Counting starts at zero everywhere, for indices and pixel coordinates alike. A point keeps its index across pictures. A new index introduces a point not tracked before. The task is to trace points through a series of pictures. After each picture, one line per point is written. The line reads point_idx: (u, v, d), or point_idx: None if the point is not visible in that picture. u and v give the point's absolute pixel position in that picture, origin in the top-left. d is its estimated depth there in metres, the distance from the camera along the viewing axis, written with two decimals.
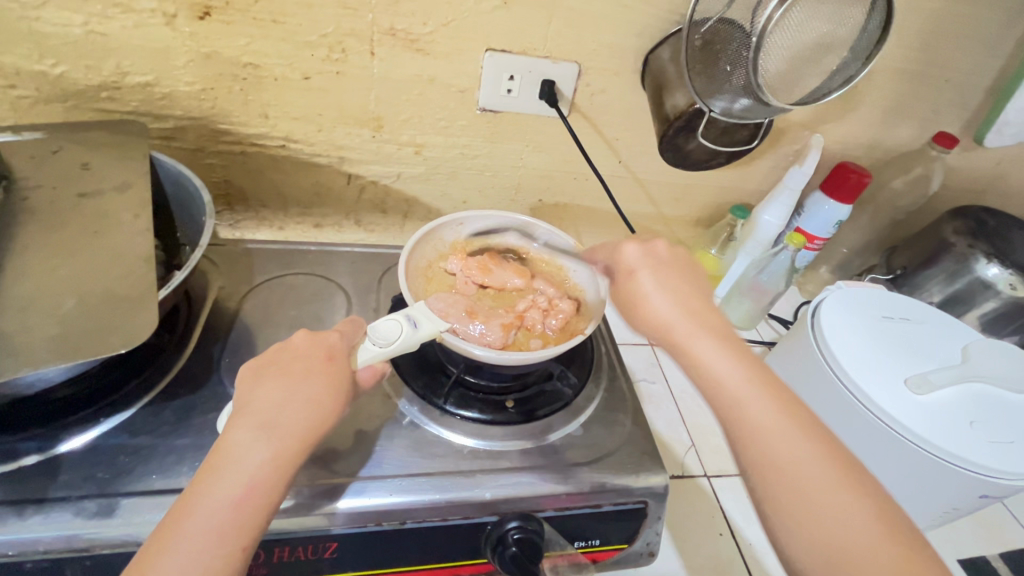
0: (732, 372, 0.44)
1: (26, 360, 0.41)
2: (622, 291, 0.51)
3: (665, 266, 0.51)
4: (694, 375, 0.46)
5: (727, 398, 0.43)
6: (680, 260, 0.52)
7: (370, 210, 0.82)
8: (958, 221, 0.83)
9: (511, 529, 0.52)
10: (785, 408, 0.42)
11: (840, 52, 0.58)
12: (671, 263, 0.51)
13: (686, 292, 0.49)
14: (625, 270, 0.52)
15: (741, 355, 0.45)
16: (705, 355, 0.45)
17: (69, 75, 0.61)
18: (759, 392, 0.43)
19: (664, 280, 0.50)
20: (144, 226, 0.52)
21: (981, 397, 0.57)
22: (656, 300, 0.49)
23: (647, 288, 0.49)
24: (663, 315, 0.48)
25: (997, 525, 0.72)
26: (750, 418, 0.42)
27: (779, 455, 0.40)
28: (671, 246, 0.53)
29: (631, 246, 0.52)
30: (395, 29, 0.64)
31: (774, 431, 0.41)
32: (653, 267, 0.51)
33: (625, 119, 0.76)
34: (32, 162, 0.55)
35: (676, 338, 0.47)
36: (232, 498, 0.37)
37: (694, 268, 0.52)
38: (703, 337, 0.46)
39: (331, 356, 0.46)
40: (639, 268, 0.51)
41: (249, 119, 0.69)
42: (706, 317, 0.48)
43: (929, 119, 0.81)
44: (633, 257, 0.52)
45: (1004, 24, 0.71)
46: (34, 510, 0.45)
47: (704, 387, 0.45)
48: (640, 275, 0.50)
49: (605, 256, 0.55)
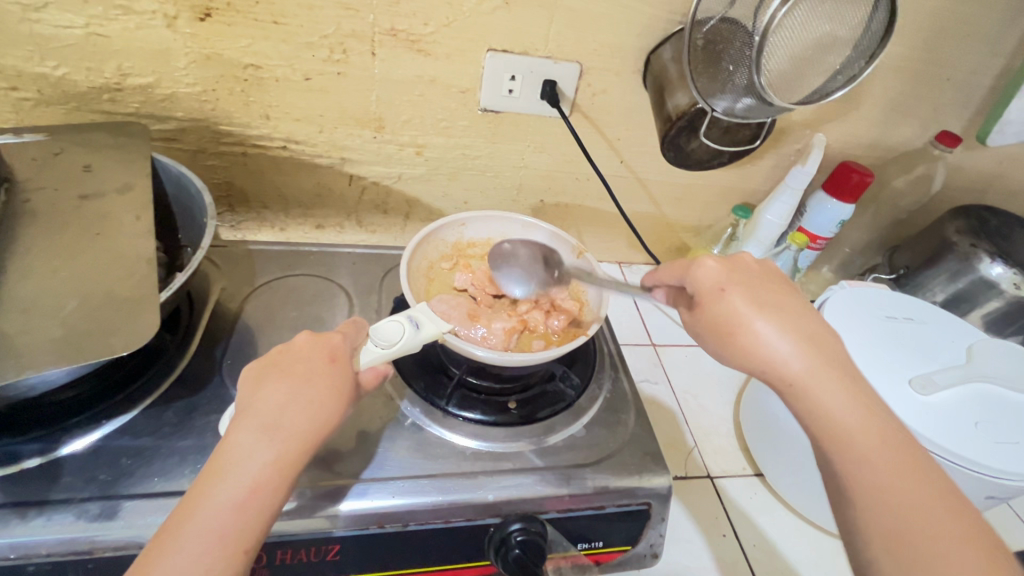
0: (856, 414, 0.41)
1: (28, 363, 0.41)
2: (713, 315, 0.48)
3: (762, 288, 0.49)
4: (808, 415, 0.43)
5: (851, 443, 0.40)
6: (771, 279, 0.50)
7: (371, 210, 0.82)
8: (961, 220, 0.83)
9: (514, 531, 0.52)
10: (910, 459, 0.39)
11: (843, 51, 0.58)
12: (765, 284, 0.49)
13: (797, 319, 0.47)
14: (712, 289, 0.49)
15: (862, 396, 0.43)
16: (823, 394, 0.42)
17: (70, 77, 0.61)
18: (884, 440, 0.40)
19: (766, 304, 0.47)
20: (145, 228, 0.51)
21: (985, 397, 0.57)
22: (761, 327, 0.46)
23: (746, 312, 0.47)
24: (770, 345, 0.45)
25: (1002, 525, 0.72)
26: (874, 469, 0.39)
27: (905, 514, 0.37)
28: (754, 264, 0.51)
29: (712, 263, 0.50)
30: (396, 29, 0.63)
31: (899, 487, 0.38)
32: (751, 290, 0.48)
33: (627, 119, 0.76)
34: (34, 165, 0.55)
35: (790, 370, 0.44)
36: (235, 500, 0.37)
37: (795, 295, 0.49)
38: (823, 374, 0.43)
39: (333, 357, 0.46)
40: (731, 288, 0.48)
41: (251, 121, 0.68)
42: (820, 348, 0.45)
43: (931, 118, 0.80)
44: (710, 277, 0.49)
45: (1007, 23, 0.71)
46: (36, 512, 0.45)
47: (820, 429, 0.42)
48: (734, 296, 0.47)
49: (683, 274, 0.52)
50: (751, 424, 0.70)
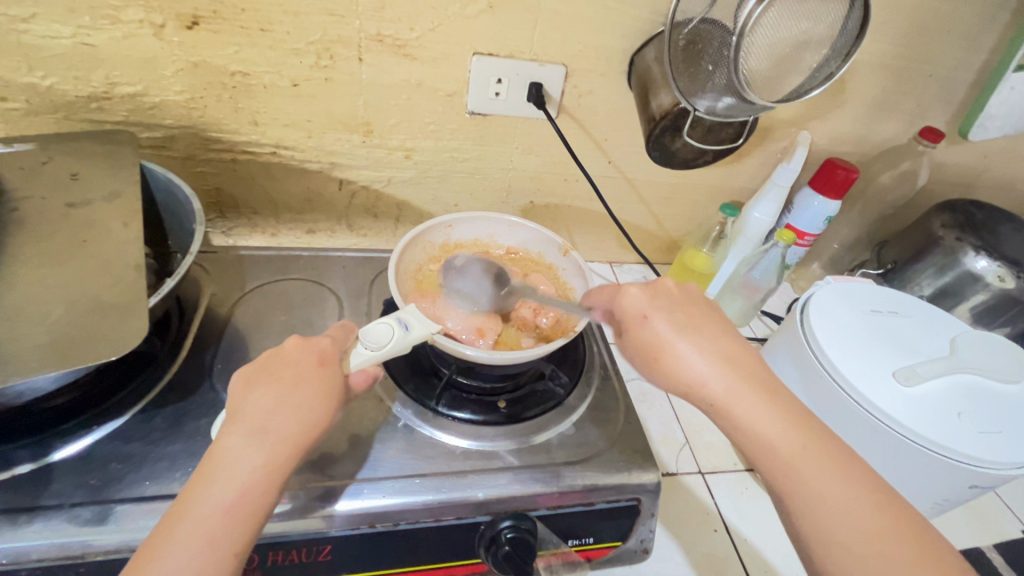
0: (778, 430, 0.44)
1: (17, 369, 0.41)
2: (641, 342, 0.50)
3: (683, 310, 0.51)
4: (737, 434, 0.45)
5: (780, 461, 0.43)
6: (691, 298, 0.53)
7: (362, 214, 0.82)
8: (946, 214, 0.84)
9: (504, 528, 0.52)
10: (836, 466, 0.42)
11: (821, 49, 0.59)
12: (686, 306, 0.51)
13: (714, 340, 0.49)
14: (638, 317, 0.51)
15: (782, 409, 0.45)
16: (747, 413, 0.45)
17: (58, 86, 0.62)
18: (812, 452, 0.43)
19: (687, 328, 0.49)
20: (133, 234, 0.52)
21: (968, 388, 0.58)
22: (683, 351, 0.48)
23: (668, 336, 0.49)
24: (693, 371, 0.47)
25: (990, 515, 0.73)
26: (806, 483, 0.42)
27: (842, 523, 0.40)
28: (674, 285, 0.53)
29: (635, 291, 0.52)
30: (382, 35, 0.64)
31: (832, 497, 0.41)
32: (674, 316, 0.50)
33: (613, 120, 0.76)
34: (22, 173, 0.55)
35: (713, 392, 0.46)
36: (225, 504, 0.38)
37: (715, 312, 0.52)
38: (744, 393, 0.46)
39: (322, 361, 0.47)
40: (653, 315, 0.50)
41: (239, 127, 0.69)
42: (741, 367, 0.47)
43: (914, 114, 0.81)
44: (634, 310, 0.52)
45: (986, 19, 0.72)
46: (27, 518, 0.46)
47: (751, 446, 0.44)
48: (658, 322, 0.50)
49: (611, 301, 0.54)
50: None
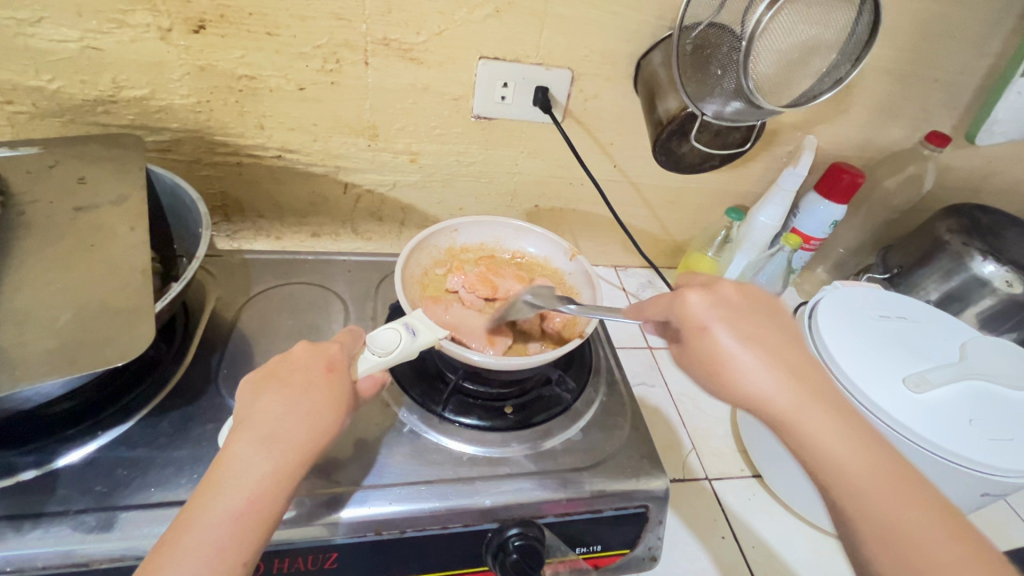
0: (850, 451, 0.39)
1: (23, 375, 0.41)
2: (698, 353, 0.45)
3: (746, 317, 0.45)
4: (803, 455, 0.40)
5: (851, 485, 0.38)
6: (754, 304, 0.46)
7: (366, 218, 0.82)
8: (952, 219, 0.84)
9: (511, 536, 0.52)
10: (912, 491, 0.37)
11: (829, 54, 0.59)
12: (750, 314, 0.45)
13: (781, 351, 0.43)
14: (697, 325, 0.45)
15: (853, 427, 0.40)
16: (816, 433, 0.40)
17: (65, 90, 0.61)
18: (885, 475, 0.38)
19: (751, 339, 0.44)
20: (140, 238, 0.52)
21: (979, 395, 0.57)
22: (746, 365, 0.42)
23: (731, 348, 0.43)
24: (757, 387, 0.42)
25: (999, 522, 0.72)
26: (878, 508, 0.37)
27: (924, 557, 0.35)
28: (735, 290, 0.47)
29: (696, 296, 0.45)
30: (389, 39, 0.64)
31: (908, 526, 0.36)
32: (736, 323, 0.44)
33: (619, 123, 0.76)
34: (28, 178, 0.55)
35: (780, 410, 0.41)
36: (233, 513, 0.37)
37: (779, 319, 0.46)
38: (811, 410, 0.41)
39: (331, 366, 0.46)
40: (715, 324, 0.44)
41: (246, 131, 0.69)
42: (810, 382, 0.42)
43: (921, 118, 0.81)
44: (696, 311, 0.45)
45: (993, 24, 0.72)
46: (32, 525, 0.45)
47: (818, 467, 0.40)
48: (718, 332, 0.44)
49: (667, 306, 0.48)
50: (747, 425, 0.70)
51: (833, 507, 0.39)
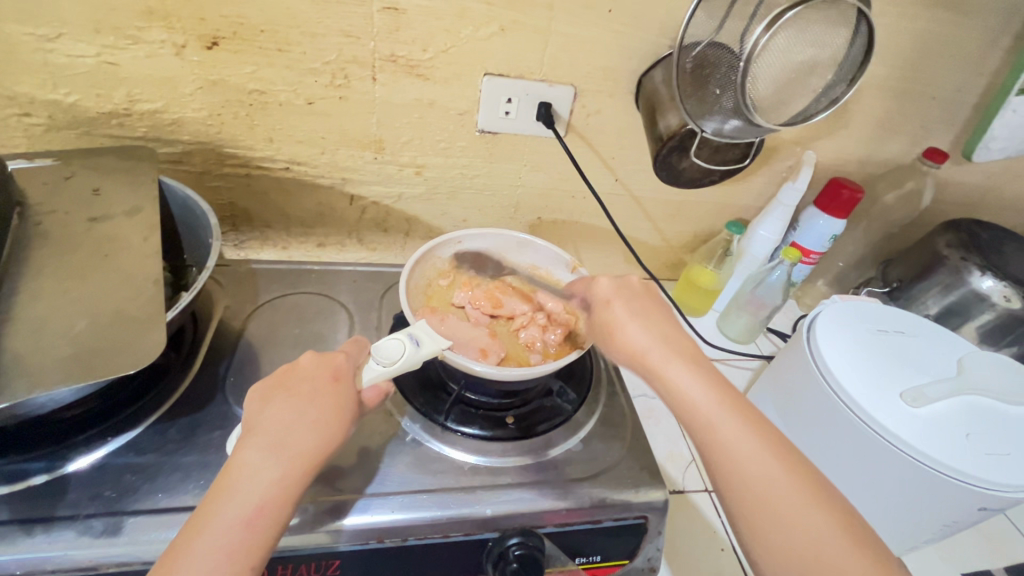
0: (704, 394, 0.48)
1: (39, 382, 0.42)
2: (602, 321, 0.56)
3: (637, 297, 0.57)
4: (669, 399, 0.49)
5: (701, 419, 0.47)
6: (648, 289, 0.58)
7: (372, 229, 0.83)
8: (951, 234, 0.85)
9: (511, 545, 0.52)
10: (751, 427, 0.46)
11: (826, 74, 0.60)
12: (643, 294, 0.57)
13: (663, 322, 0.54)
14: (602, 299, 0.57)
15: (708, 377, 0.49)
16: (678, 379, 0.49)
17: (81, 103, 0.63)
18: (730, 412, 0.47)
19: (640, 311, 0.55)
20: (151, 249, 0.53)
21: (976, 409, 0.58)
22: (632, 328, 0.54)
23: (623, 317, 0.55)
24: (640, 345, 0.52)
25: (1000, 537, 0.72)
26: (721, 438, 0.45)
27: (749, 469, 0.44)
28: (639, 278, 0.59)
29: (605, 278, 0.58)
30: (396, 55, 0.66)
31: (739, 449, 0.45)
32: (630, 299, 0.56)
33: (621, 138, 0.78)
34: (44, 188, 0.57)
35: (652, 363, 0.51)
36: (243, 518, 0.38)
37: (665, 302, 0.57)
38: (677, 363, 0.50)
39: (337, 377, 0.47)
40: (613, 298, 0.57)
41: (255, 143, 0.70)
42: (678, 344, 0.52)
43: (919, 135, 0.82)
44: (606, 288, 0.58)
45: (988, 44, 0.73)
46: (43, 529, 0.46)
47: (678, 407, 0.48)
48: (615, 304, 0.56)
49: (586, 289, 0.61)
50: None
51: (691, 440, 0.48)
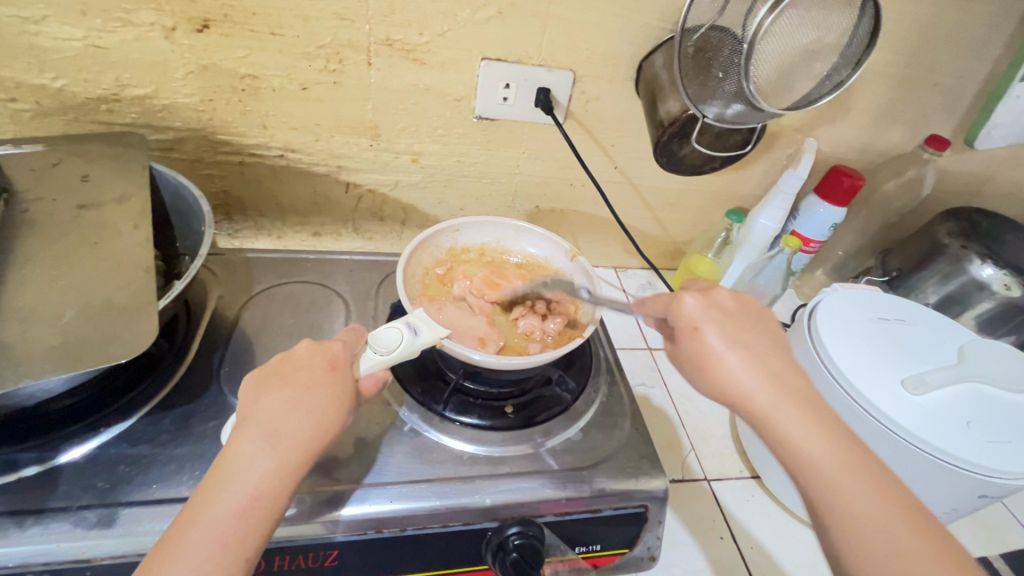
0: (825, 448, 0.41)
1: (27, 372, 0.41)
2: (689, 351, 0.47)
3: (734, 323, 0.47)
4: (779, 450, 0.43)
5: (819, 477, 0.40)
6: (745, 311, 0.49)
7: (368, 218, 0.82)
8: (951, 222, 0.84)
9: (511, 534, 0.52)
10: (882, 489, 0.39)
11: (830, 58, 0.59)
12: (740, 320, 0.48)
13: (766, 354, 0.46)
14: (689, 326, 0.47)
15: (828, 427, 0.42)
16: (792, 430, 0.42)
17: (68, 88, 0.62)
18: (858, 472, 0.40)
19: (739, 341, 0.46)
20: (142, 237, 0.52)
21: (978, 397, 0.57)
22: (731, 363, 0.45)
23: (719, 348, 0.46)
24: (741, 384, 0.44)
25: (996, 525, 0.72)
26: (846, 505, 0.39)
27: (881, 543, 0.38)
28: (729, 297, 0.50)
29: (691, 299, 0.48)
30: (392, 39, 0.64)
31: (868, 516, 0.39)
32: (725, 326, 0.47)
33: (620, 125, 0.77)
34: (31, 175, 0.56)
35: (758, 406, 0.43)
36: (236, 509, 0.37)
37: (767, 328, 0.48)
38: (789, 410, 0.43)
39: (333, 365, 0.47)
40: (704, 326, 0.47)
41: (247, 130, 0.69)
42: (790, 382, 0.44)
43: (920, 122, 0.82)
44: (694, 311, 0.48)
45: (992, 29, 0.72)
46: (33, 520, 0.45)
47: (789, 458, 0.42)
48: (708, 334, 0.46)
49: (665, 308, 0.50)
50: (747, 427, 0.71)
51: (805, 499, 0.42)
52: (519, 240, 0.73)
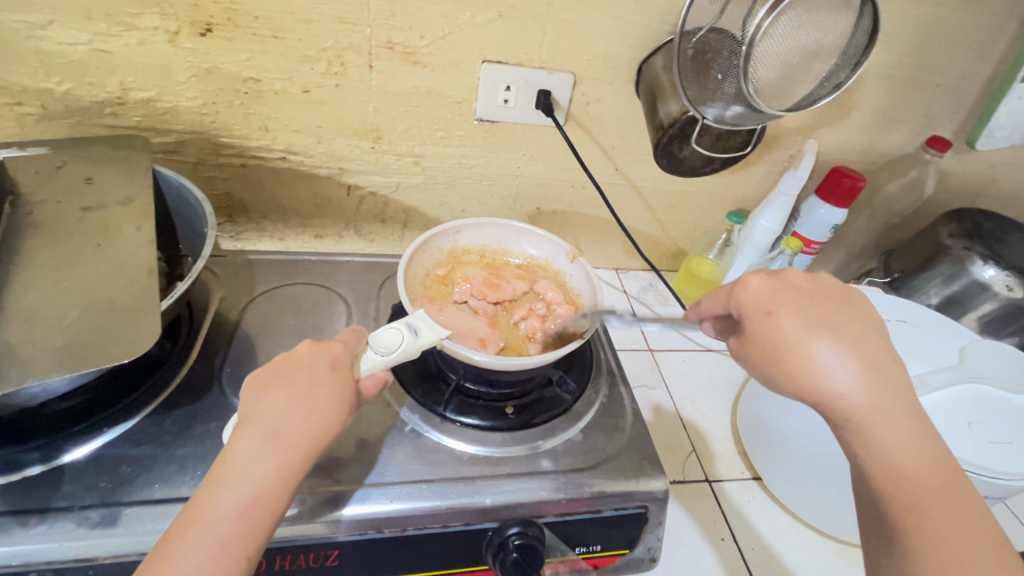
0: (915, 458, 0.38)
1: (32, 372, 0.41)
2: (765, 337, 0.42)
3: (822, 310, 0.43)
4: (862, 454, 0.39)
5: (905, 490, 0.38)
6: (824, 296, 0.44)
7: (370, 220, 0.83)
8: (953, 223, 0.84)
9: (512, 535, 0.52)
10: (966, 506, 0.37)
11: (829, 59, 0.59)
12: (824, 305, 0.43)
13: (860, 344, 0.41)
14: (768, 312, 0.43)
15: (920, 436, 0.39)
16: (883, 435, 0.38)
17: (74, 92, 0.62)
18: (947, 490, 0.37)
19: (826, 329, 0.41)
20: (145, 238, 0.52)
21: (979, 398, 0.57)
22: (824, 356, 0.40)
23: (803, 337, 0.41)
24: (829, 379, 0.40)
25: (1000, 526, 0.72)
26: (930, 521, 0.37)
27: (972, 568, 0.35)
28: (804, 280, 0.45)
29: (761, 284, 0.44)
30: (393, 42, 0.65)
31: (953, 536, 0.36)
32: (809, 314, 0.42)
33: (621, 127, 0.77)
34: (37, 177, 0.56)
35: (849, 405, 0.39)
36: (237, 508, 0.38)
37: (851, 312, 0.44)
38: (883, 410, 0.39)
39: (334, 366, 0.47)
40: (784, 313, 0.42)
41: (250, 132, 0.70)
42: (882, 380, 0.40)
43: (922, 123, 0.81)
44: (767, 297, 0.43)
45: (992, 30, 0.72)
46: (37, 520, 0.46)
47: (873, 465, 0.39)
48: (788, 320, 0.42)
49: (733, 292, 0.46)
50: (747, 428, 0.71)
51: (878, 507, 0.39)
52: (520, 242, 0.73)
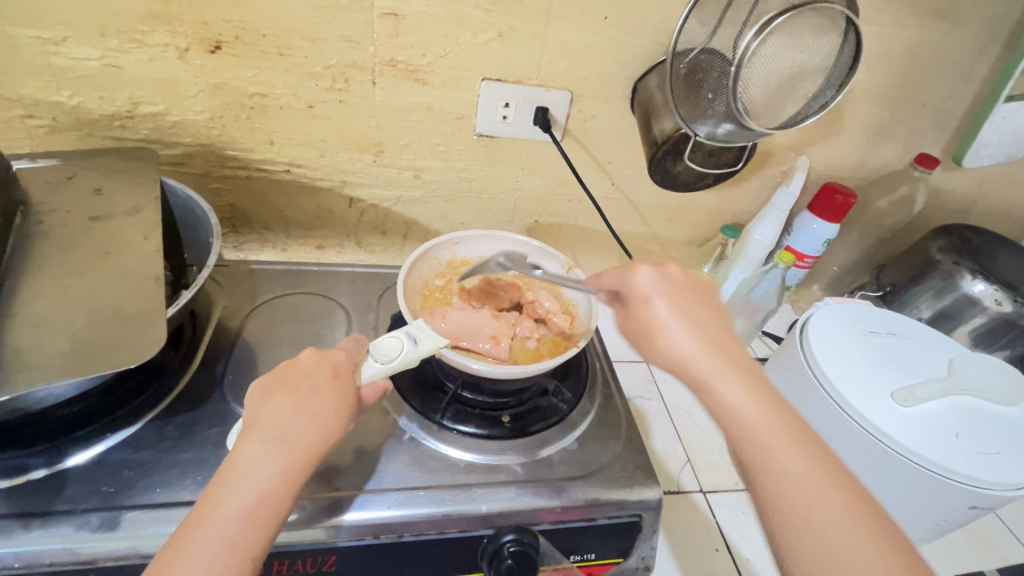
0: (756, 407, 0.42)
1: (40, 376, 0.42)
2: (640, 320, 0.50)
3: (684, 295, 0.50)
4: (718, 414, 0.43)
5: (751, 438, 0.41)
6: (695, 284, 0.51)
7: (370, 231, 0.84)
8: (943, 239, 0.86)
9: (507, 542, 0.53)
10: (810, 446, 0.40)
11: (816, 79, 0.62)
12: (690, 291, 0.50)
13: (710, 322, 0.48)
14: (641, 296, 0.50)
15: (766, 392, 0.43)
16: (727, 388, 0.43)
17: (84, 105, 0.64)
18: (791, 434, 0.40)
19: (687, 312, 0.48)
20: (151, 247, 0.54)
21: (966, 409, 0.58)
22: (675, 331, 0.47)
23: (665, 318, 0.48)
24: (682, 349, 0.46)
25: (992, 539, 0.73)
26: (774, 459, 0.39)
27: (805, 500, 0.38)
28: (682, 271, 0.52)
29: (644, 273, 0.51)
30: (396, 60, 0.67)
31: (794, 475, 0.39)
32: (676, 298, 0.49)
33: (617, 143, 0.79)
34: (47, 188, 0.58)
35: (699, 369, 0.45)
36: (243, 510, 0.39)
37: (714, 300, 0.50)
38: (727, 373, 0.44)
39: (336, 373, 0.48)
40: (655, 297, 0.49)
41: (255, 146, 0.71)
42: (727, 349, 0.46)
43: (911, 141, 0.83)
44: (645, 284, 0.50)
45: (977, 52, 0.74)
46: (39, 523, 0.47)
47: (727, 422, 0.42)
48: (657, 304, 0.49)
49: (619, 282, 0.53)
50: None
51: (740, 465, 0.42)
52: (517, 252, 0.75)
